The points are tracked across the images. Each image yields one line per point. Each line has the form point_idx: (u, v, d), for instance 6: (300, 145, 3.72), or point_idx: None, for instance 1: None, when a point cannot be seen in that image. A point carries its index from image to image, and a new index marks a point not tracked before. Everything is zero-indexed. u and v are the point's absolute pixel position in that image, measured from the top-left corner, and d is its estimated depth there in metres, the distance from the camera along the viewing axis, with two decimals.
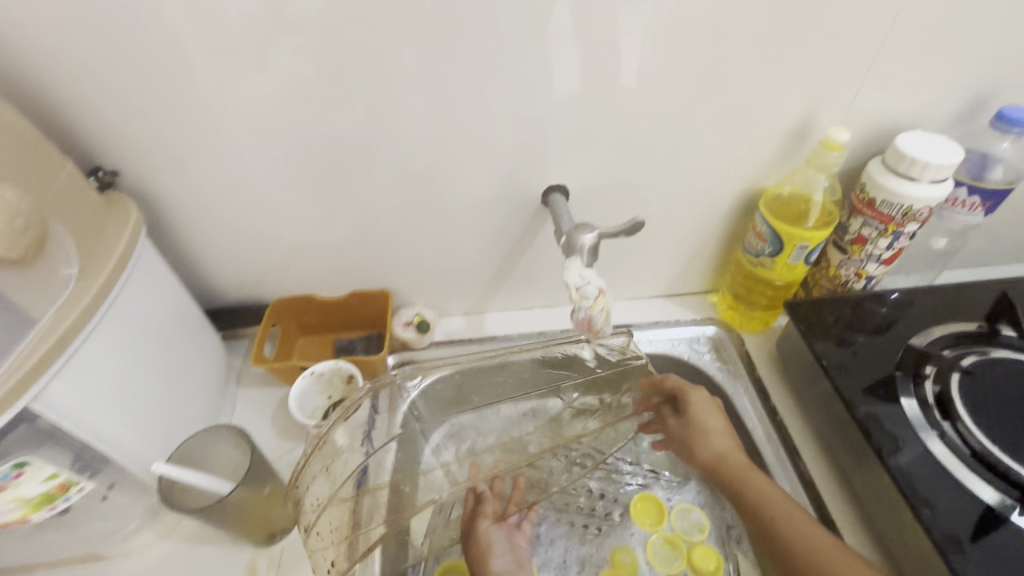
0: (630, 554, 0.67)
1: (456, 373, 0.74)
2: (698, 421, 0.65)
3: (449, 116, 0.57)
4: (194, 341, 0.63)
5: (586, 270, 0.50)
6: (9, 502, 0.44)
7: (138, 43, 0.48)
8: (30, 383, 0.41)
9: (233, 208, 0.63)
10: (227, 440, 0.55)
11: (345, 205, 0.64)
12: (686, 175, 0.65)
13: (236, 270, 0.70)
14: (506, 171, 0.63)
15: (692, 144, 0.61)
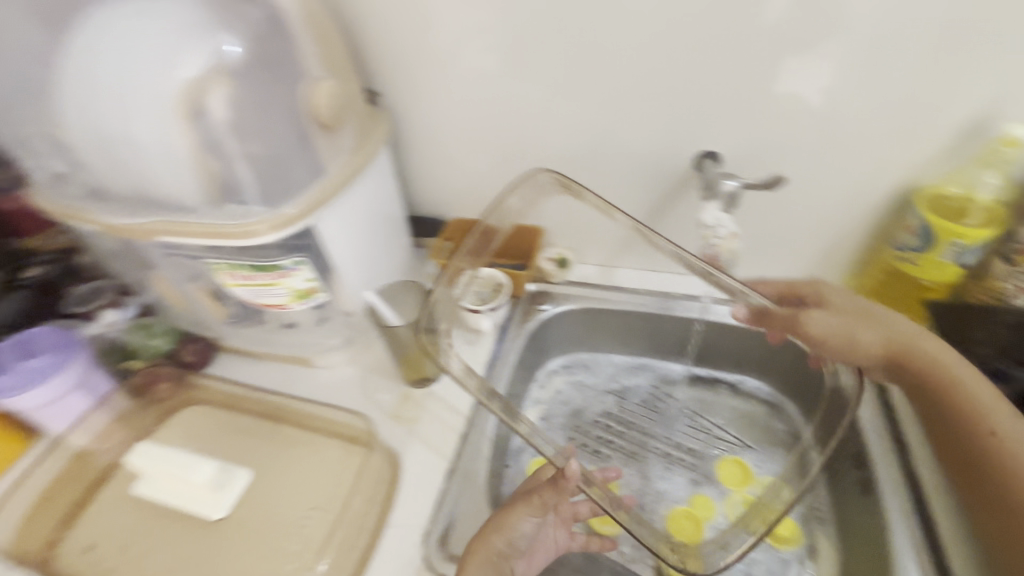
0: (709, 501, 0.73)
1: (582, 311, 0.87)
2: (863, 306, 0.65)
3: (628, 79, 0.68)
4: (400, 231, 0.83)
5: (722, 213, 0.64)
6: (285, 288, 0.65)
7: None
8: (315, 211, 0.61)
9: (446, 136, 0.81)
10: (407, 290, 0.75)
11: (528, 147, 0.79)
12: (843, 161, 0.67)
13: (431, 188, 0.89)
14: (665, 135, 0.72)
15: (854, 130, 0.64)
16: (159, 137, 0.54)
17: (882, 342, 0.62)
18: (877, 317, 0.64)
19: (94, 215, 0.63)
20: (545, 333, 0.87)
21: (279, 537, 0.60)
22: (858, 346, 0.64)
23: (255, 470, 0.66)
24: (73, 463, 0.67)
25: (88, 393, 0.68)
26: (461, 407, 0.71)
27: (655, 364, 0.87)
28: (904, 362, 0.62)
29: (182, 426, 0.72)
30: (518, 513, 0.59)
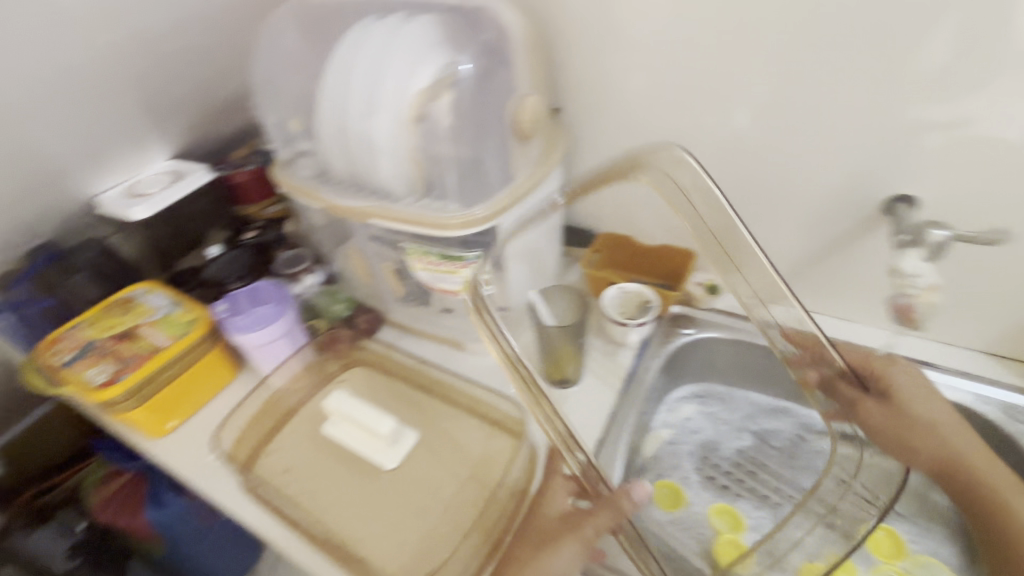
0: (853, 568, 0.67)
1: (726, 341, 0.85)
2: (929, 417, 0.64)
3: (823, 116, 0.66)
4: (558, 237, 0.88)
5: (924, 264, 0.65)
6: (462, 278, 0.73)
7: (628, 23, 0.70)
8: (497, 214, 0.67)
9: (615, 154, 0.84)
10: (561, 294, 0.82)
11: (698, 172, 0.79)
12: None
13: (590, 201, 0.93)
14: (855, 175, 0.68)
15: None
16: (390, 136, 0.64)
17: (947, 447, 0.62)
18: (928, 416, 0.64)
19: (319, 191, 0.75)
20: (684, 357, 0.86)
21: (437, 501, 0.67)
22: (914, 454, 0.62)
23: (420, 437, 0.74)
24: (274, 397, 0.79)
25: (291, 343, 0.81)
26: (600, 415, 0.75)
27: (799, 410, 0.82)
28: (948, 467, 0.61)
29: (359, 382, 0.83)
30: (553, 542, 0.53)
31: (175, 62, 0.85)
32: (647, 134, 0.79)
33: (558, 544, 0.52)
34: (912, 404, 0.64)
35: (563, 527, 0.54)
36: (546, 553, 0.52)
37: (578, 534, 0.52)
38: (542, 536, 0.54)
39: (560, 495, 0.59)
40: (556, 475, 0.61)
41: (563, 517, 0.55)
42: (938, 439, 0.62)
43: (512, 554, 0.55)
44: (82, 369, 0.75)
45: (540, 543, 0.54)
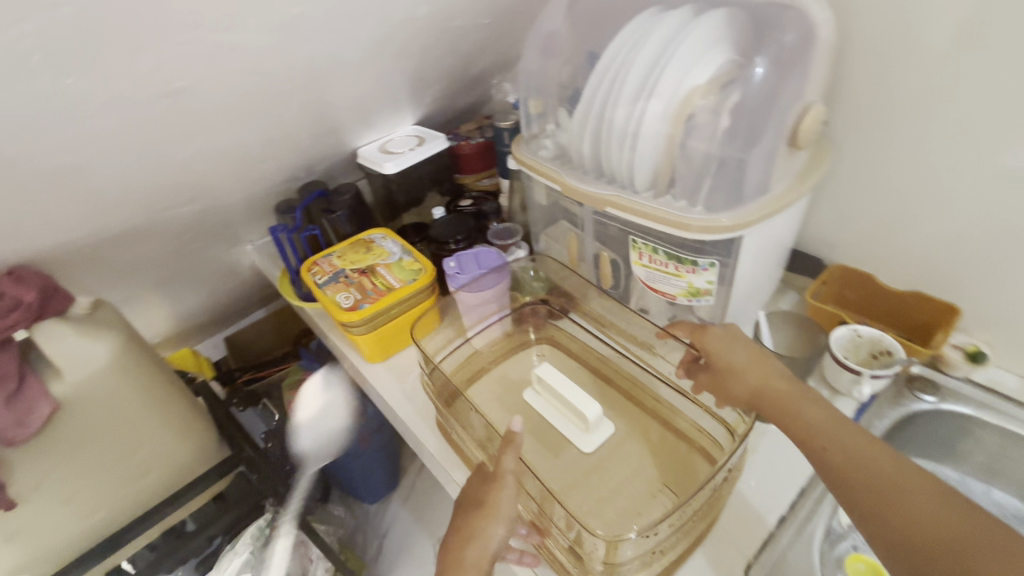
0: None
1: (977, 421, 0.71)
2: (735, 369, 0.64)
3: None
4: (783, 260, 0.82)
5: None
6: (685, 282, 0.70)
7: (955, 45, 0.62)
8: (746, 224, 0.63)
9: (881, 187, 0.76)
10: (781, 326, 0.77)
11: (993, 225, 0.68)
12: None
13: (829, 227, 0.84)
14: None
15: None
16: (655, 128, 0.64)
17: (755, 384, 0.62)
18: (731, 360, 0.65)
19: (559, 174, 0.78)
20: (916, 424, 0.74)
21: (621, 496, 0.68)
22: (728, 393, 0.65)
23: (615, 433, 0.75)
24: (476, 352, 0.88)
25: (496, 309, 0.88)
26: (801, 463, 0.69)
27: None
28: (787, 421, 0.58)
29: (553, 359, 0.87)
30: (477, 491, 0.61)
31: (453, 41, 0.94)
32: (932, 173, 0.70)
33: (483, 488, 0.60)
34: (720, 354, 0.66)
35: (483, 472, 0.63)
36: (489, 496, 0.59)
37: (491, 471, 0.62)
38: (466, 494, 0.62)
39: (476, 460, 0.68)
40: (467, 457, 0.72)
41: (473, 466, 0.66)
42: (733, 381, 0.64)
43: (463, 507, 0.61)
44: (333, 292, 0.87)
45: (477, 495, 0.60)
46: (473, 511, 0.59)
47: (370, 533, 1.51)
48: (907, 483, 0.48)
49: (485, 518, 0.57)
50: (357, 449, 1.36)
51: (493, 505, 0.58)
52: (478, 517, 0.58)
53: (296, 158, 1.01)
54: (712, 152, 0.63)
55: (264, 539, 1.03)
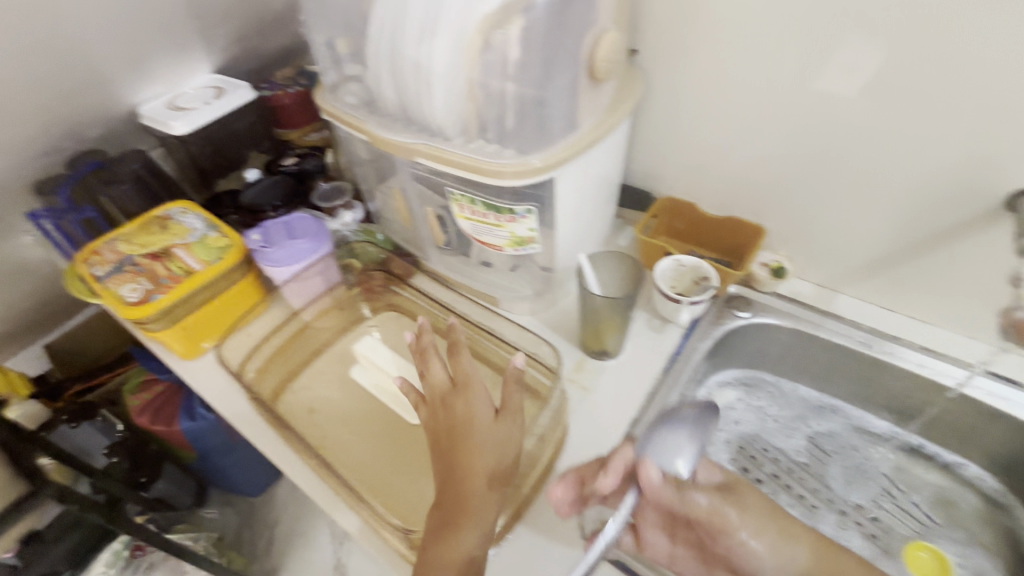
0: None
1: (783, 331, 0.78)
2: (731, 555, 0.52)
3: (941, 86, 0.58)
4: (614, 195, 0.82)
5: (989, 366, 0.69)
6: (508, 232, 0.67)
7: None
8: (555, 166, 0.60)
9: (694, 114, 0.76)
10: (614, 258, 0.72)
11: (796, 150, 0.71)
12: None
13: (654, 161, 0.85)
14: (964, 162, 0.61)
15: None
16: (448, 68, 0.57)
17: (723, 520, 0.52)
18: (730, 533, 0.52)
19: (366, 124, 0.69)
20: (733, 341, 0.79)
21: None
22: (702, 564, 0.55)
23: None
24: (308, 330, 0.80)
25: (324, 281, 0.79)
26: (635, 392, 0.71)
27: (846, 409, 0.79)
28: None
29: (391, 331, 0.81)
30: (457, 446, 0.51)
31: None
32: (737, 97, 0.71)
33: (462, 446, 0.50)
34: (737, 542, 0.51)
35: (469, 413, 0.53)
36: (493, 425, 0.52)
37: (473, 424, 0.52)
38: (448, 432, 0.52)
39: (449, 389, 0.56)
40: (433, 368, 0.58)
41: (444, 397, 0.55)
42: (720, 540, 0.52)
43: (444, 464, 0.51)
44: (116, 284, 0.73)
45: (455, 450, 0.51)
46: (457, 470, 0.49)
47: (258, 526, 1.40)
48: None
49: (481, 454, 0.50)
50: (227, 444, 1.21)
51: (479, 458, 0.50)
52: (461, 477, 0.49)
53: (48, 122, 0.81)
54: (511, 90, 0.57)
55: (121, 563, 1.00)
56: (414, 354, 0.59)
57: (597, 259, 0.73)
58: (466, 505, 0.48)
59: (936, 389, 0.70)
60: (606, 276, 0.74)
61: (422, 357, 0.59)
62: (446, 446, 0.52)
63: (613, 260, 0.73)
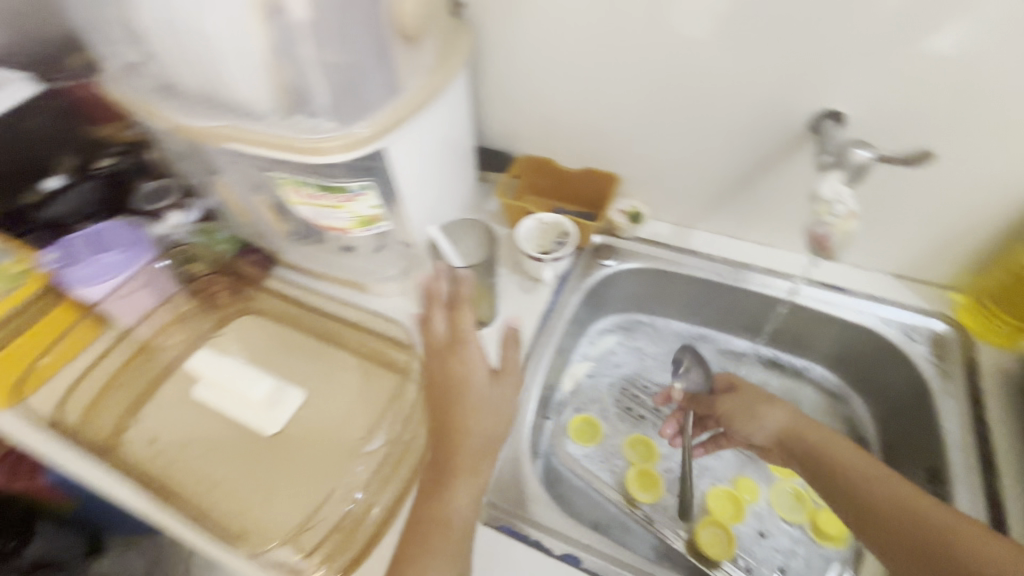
0: (754, 483, 0.70)
1: (647, 272, 0.82)
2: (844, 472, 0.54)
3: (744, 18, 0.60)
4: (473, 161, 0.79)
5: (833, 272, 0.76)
6: (348, 213, 0.63)
7: None
8: (379, 135, 0.56)
9: (531, 66, 0.75)
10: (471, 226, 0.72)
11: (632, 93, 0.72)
12: (974, 150, 0.59)
13: (506, 119, 0.83)
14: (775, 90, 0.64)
15: (1003, 115, 0.56)
16: (235, 36, 0.49)
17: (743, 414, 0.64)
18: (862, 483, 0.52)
19: (163, 109, 0.60)
20: (604, 289, 0.83)
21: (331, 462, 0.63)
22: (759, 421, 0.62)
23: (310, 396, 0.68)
24: (148, 348, 0.71)
25: (154, 295, 0.72)
26: (510, 356, 0.70)
27: (714, 334, 0.85)
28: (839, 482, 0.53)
29: (245, 333, 0.74)
30: (449, 461, 0.52)
31: None
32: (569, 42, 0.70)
33: (456, 461, 0.52)
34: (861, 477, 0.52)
35: (471, 425, 0.53)
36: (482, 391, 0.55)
37: (472, 435, 0.53)
38: (446, 437, 0.52)
39: (449, 391, 0.54)
40: (472, 393, 0.54)
41: (450, 402, 0.54)
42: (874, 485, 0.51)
43: (436, 476, 0.52)
44: None
45: (448, 467, 0.52)
46: (448, 490, 0.51)
47: None
48: (873, 487, 0.51)
49: (480, 421, 0.53)
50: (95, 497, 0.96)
51: (472, 478, 0.52)
52: (449, 491, 0.51)
53: None
54: (316, 58, 0.52)
55: None
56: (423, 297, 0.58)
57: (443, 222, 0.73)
58: (443, 519, 0.50)
59: (774, 305, 0.77)
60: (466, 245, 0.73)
61: (451, 368, 0.55)
62: (438, 401, 0.54)
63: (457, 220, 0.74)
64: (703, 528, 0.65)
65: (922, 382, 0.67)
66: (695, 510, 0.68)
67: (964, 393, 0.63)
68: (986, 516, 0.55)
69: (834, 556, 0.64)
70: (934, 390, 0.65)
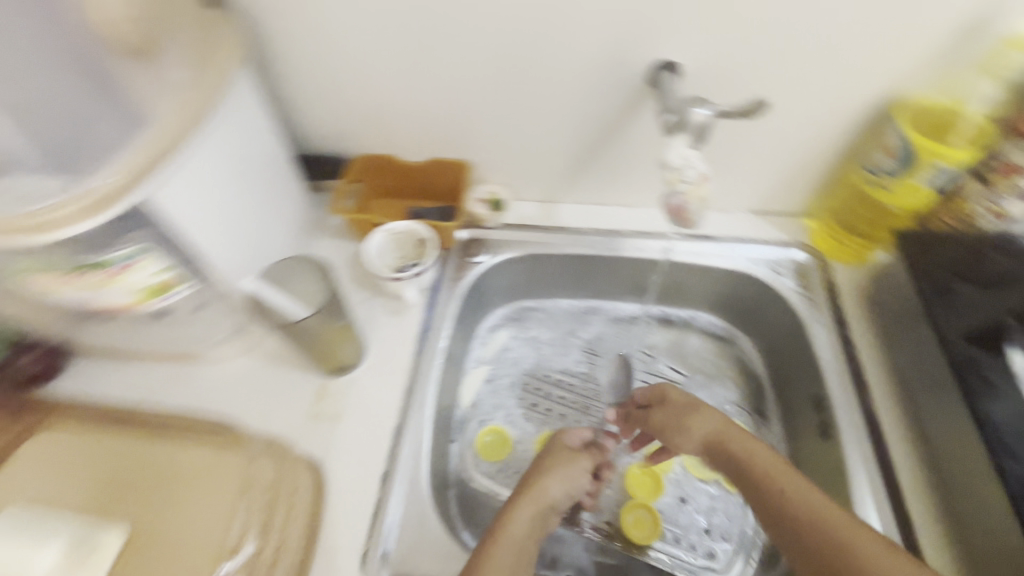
0: (666, 455, 0.69)
1: (523, 259, 0.76)
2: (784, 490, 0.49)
3: None
4: (294, 178, 0.67)
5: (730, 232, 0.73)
6: (126, 287, 0.49)
7: None
8: (133, 188, 0.43)
9: (332, 53, 0.63)
10: (308, 269, 0.59)
11: (456, 69, 0.63)
12: (802, 81, 0.58)
13: (326, 119, 0.71)
14: (604, 46, 0.59)
15: (821, 43, 0.55)
16: None
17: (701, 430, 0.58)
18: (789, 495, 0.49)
19: None
20: (481, 287, 0.75)
21: None
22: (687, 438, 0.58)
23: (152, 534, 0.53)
24: None
25: None
26: (390, 395, 0.61)
27: (603, 304, 0.82)
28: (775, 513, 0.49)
29: (34, 459, 0.55)
30: (507, 511, 0.55)
31: None
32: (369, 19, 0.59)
33: (514, 507, 0.55)
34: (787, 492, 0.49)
35: (546, 485, 0.58)
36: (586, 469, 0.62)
37: (544, 496, 0.57)
38: (518, 489, 0.58)
39: (541, 458, 0.61)
40: (555, 459, 0.60)
41: (535, 469, 0.60)
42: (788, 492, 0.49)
43: (486, 535, 0.53)
44: None
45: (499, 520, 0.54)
46: (494, 547, 0.51)
47: None
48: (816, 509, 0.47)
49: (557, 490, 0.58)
50: None
51: (515, 533, 0.53)
52: (492, 551, 0.51)
53: None
54: None
55: None
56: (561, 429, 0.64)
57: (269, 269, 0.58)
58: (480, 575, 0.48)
59: (652, 266, 0.75)
60: (299, 288, 0.58)
61: (551, 447, 0.63)
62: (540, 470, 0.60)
63: (288, 263, 0.59)
64: (628, 513, 0.65)
65: (795, 314, 0.69)
66: (617, 497, 0.66)
67: (831, 318, 0.66)
68: (868, 436, 0.58)
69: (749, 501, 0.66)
70: (805, 321, 0.67)
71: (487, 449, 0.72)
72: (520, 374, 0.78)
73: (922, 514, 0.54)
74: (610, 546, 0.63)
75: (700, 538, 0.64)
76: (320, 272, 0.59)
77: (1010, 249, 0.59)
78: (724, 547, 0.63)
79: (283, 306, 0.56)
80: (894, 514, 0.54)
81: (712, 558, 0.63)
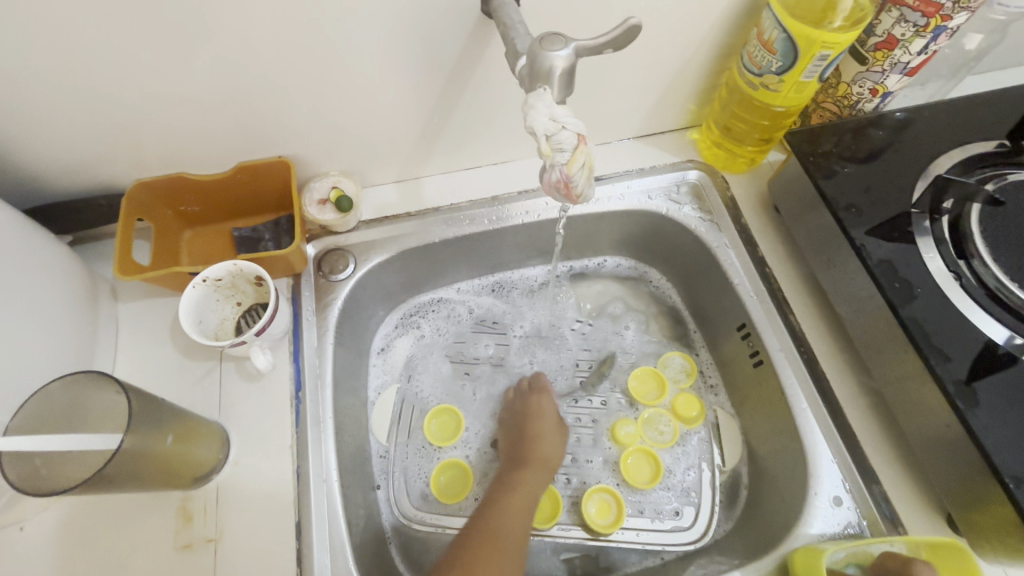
0: (629, 426, 0.65)
1: (396, 258, 0.63)
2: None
3: None
4: (12, 241, 0.46)
5: (627, 177, 0.65)
6: None
7: None
8: None
9: (24, 48, 0.42)
10: (86, 387, 0.40)
11: (217, 39, 0.45)
12: None
13: (63, 147, 0.50)
14: None
15: None
16: None
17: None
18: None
19: None
20: (356, 305, 0.62)
21: None
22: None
23: None
24: None
25: None
26: (276, 484, 0.49)
27: (505, 278, 0.71)
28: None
29: None
30: (518, 481, 0.57)
31: None
32: None
33: (523, 477, 0.58)
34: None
35: (545, 450, 0.60)
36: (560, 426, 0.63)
37: (546, 462, 0.60)
38: (523, 456, 0.59)
39: (531, 419, 0.62)
40: (544, 422, 0.62)
41: (525, 435, 0.61)
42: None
43: (501, 503, 0.55)
44: None
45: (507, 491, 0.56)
46: (506, 516, 0.54)
47: None
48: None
49: (540, 447, 0.60)
50: None
51: (527, 500, 0.56)
52: (510, 518, 0.54)
53: None
54: None
55: None
56: (542, 386, 0.66)
57: (29, 419, 0.39)
58: (501, 548, 0.51)
59: (547, 225, 0.65)
60: (94, 415, 0.41)
61: (530, 411, 0.63)
62: (523, 433, 0.61)
63: (58, 396, 0.40)
64: (589, 501, 0.61)
65: (700, 241, 0.64)
66: (574, 491, 0.62)
67: (738, 238, 0.62)
68: (799, 355, 0.56)
69: (700, 436, 0.65)
70: (713, 247, 0.62)
71: (447, 492, 0.61)
72: (437, 381, 0.68)
73: (864, 425, 0.52)
74: (575, 540, 0.60)
75: (659, 497, 0.62)
76: (109, 386, 0.40)
77: (891, 121, 0.56)
78: (686, 502, 0.62)
79: (91, 452, 0.38)
80: (839, 433, 0.52)
81: (678, 516, 0.61)
